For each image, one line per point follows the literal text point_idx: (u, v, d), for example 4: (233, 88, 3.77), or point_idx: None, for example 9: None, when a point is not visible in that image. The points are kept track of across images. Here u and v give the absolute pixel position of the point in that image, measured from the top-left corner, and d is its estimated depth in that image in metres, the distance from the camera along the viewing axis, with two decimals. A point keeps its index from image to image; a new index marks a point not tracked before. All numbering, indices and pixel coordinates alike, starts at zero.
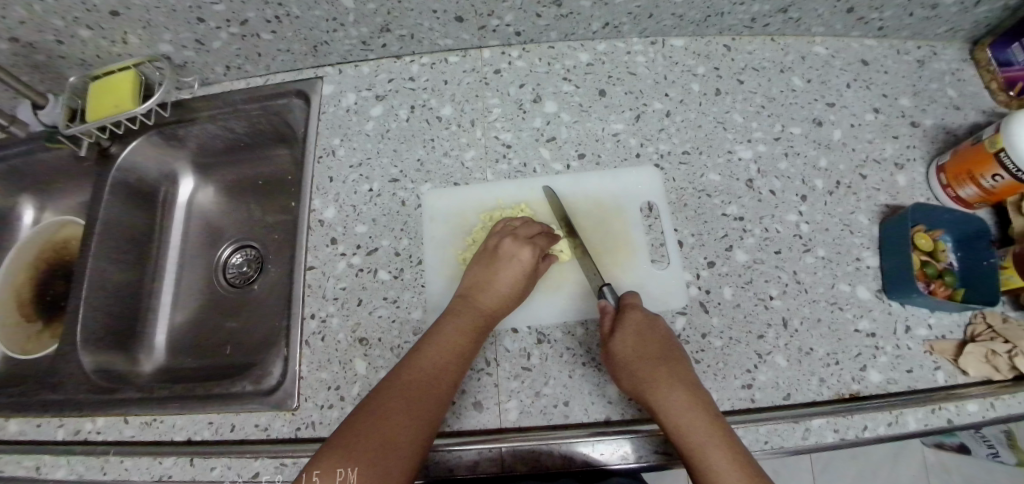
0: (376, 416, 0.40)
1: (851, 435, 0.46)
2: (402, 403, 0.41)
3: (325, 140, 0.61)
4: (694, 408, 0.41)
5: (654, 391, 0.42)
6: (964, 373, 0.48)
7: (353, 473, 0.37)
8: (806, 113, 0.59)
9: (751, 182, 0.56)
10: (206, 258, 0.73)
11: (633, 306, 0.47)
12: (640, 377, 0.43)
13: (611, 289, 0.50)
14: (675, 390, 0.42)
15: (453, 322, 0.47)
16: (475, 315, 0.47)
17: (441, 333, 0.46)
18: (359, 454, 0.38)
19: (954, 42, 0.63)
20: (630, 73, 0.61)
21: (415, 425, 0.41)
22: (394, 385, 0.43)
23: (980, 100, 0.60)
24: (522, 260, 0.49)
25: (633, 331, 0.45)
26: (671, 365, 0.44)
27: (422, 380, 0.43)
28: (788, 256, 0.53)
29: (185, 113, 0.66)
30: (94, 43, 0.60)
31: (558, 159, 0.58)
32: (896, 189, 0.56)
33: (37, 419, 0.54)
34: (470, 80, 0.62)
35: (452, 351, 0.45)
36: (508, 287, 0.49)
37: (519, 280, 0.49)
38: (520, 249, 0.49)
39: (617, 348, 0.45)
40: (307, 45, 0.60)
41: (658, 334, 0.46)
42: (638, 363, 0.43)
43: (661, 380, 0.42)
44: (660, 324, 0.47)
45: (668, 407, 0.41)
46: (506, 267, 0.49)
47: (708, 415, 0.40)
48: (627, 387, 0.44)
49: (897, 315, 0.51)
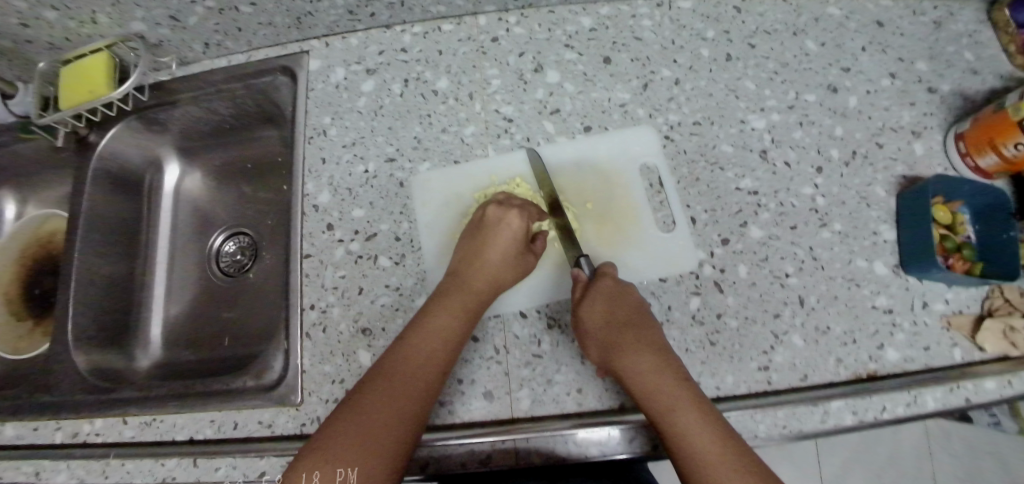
0: (369, 412, 0.38)
1: (870, 417, 0.45)
2: (393, 396, 0.40)
3: (315, 118, 0.57)
4: (661, 368, 0.41)
5: (620, 356, 0.42)
6: (981, 348, 0.47)
7: (353, 474, 0.35)
8: (821, 79, 0.56)
9: (765, 153, 0.54)
10: (198, 247, 0.70)
11: (609, 275, 0.46)
12: (609, 342, 0.42)
13: (588, 260, 0.48)
14: (640, 354, 0.42)
15: (444, 308, 0.45)
16: (467, 296, 0.46)
17: (431, 319, 0.44)
18: (358, 453, 0.36)
19: (971, 3, 0.60)
20: (635, 38, 0.58)
21: (410, 411, 0.39)
22: (383, 378, 0.41)
23: (998, 64, 0.58)
24: (511, 226, 0.48)
25: (604, 298, 0.44)
26: (639, 333, 0.43)
27: (415, 368, 0.41)
28: (804, 231, 0.51)
29: (164, 96, 0.62)
30: (61, 25, 0.56)
31: (563, 132, 0.55)
32: (914, 159, 0.54)
33: (33, 423, 0.52)
34: (466, 49, 0.58)
35: (444, 336, 0.43)
36: (499, 260, 0.47)
37: (511, 250, 0.48)
38: (507, 214, 0.49)
39: (587, 315, 0.44)
40: (290, 17, 0.57)
41: (628, 300, 0.45)
42: (607, 330, 0.43)
43: (627, 346, 0.42)
44: (630, 292, 0.46)
45: (633, 371, 0.41)
46: (495, 239, 0.48)
47: (678, 382, 0.40)
48: (595, 354, 0.43)
49: (914, 290, 0.49)
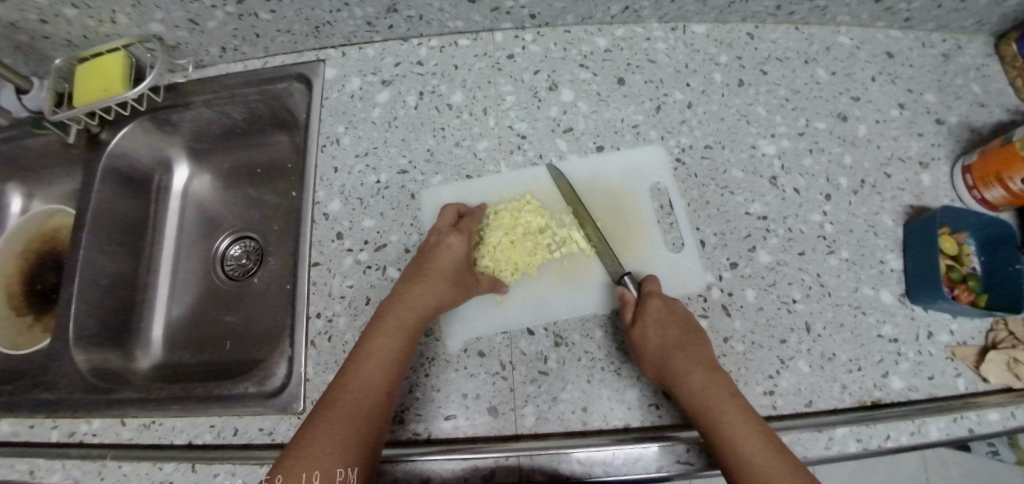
0: (330, 421, 0.39)
1: (874, 445, 0.45)
2: (351, 402, 0.40)
3: (328, 127, 0.58)
4: (715, 387, 0.41)
5: (675, 375, 0.42)
6: (985, 380, 0.47)
7: (353, 475, 0.37)
8: (831, 107, 0.57)
9: (775, 179, 0.54)
10: (204, 250, 0.70)
11: (654, 295, 0.47)
12: (663, 361, 0.42)
13: (633, 278, 0.49)
14: (694, 373, 0.42)
15: (386, 317, 0.45)
16: (413, 304, 0.46)
17: (376, 332, 0.44)
18: (324, 459, 0.37)
19: (979, 37, 0.61)
20: (650, 60, 0.58)
21: (373, 423, 0.40)
22: (341, 388, 0.41)
23: (1005, 97, 0.58)
24: (453, 246, 0.48)
25: (653, 316, 0.45)
26: (692, 349, 0.43)
27: (369, 373, 0.42)
28: (811, 257, 0.51)
29: (179, 98, 0.63)
30: (79, 22, 0.56)
31: (575, 151, 0.56)
32: (921, 189, 0.55)
33: (28, 420, 0.52)
34: (482, 65, 0.59)
35: (394, 343, 0.44)
36: (446, 271, 0.47)
37: (457, 263, 0.48)
38: (448, 237, 0.49)
39: (637, 339, 0.44)
40: (309, 26, 0.57)
41: (677, 316, 0.46)
42: (660, 351, 0.43)
43: (680, 365, 0.42)
44: (678, 307, 0.47)
45: (690, 389, 0.41)
46: (441, 253, 0.48)
47: (736, 401, 0.40)
48: (650, 373, 0.44)
49: (919, 320, 0.49)
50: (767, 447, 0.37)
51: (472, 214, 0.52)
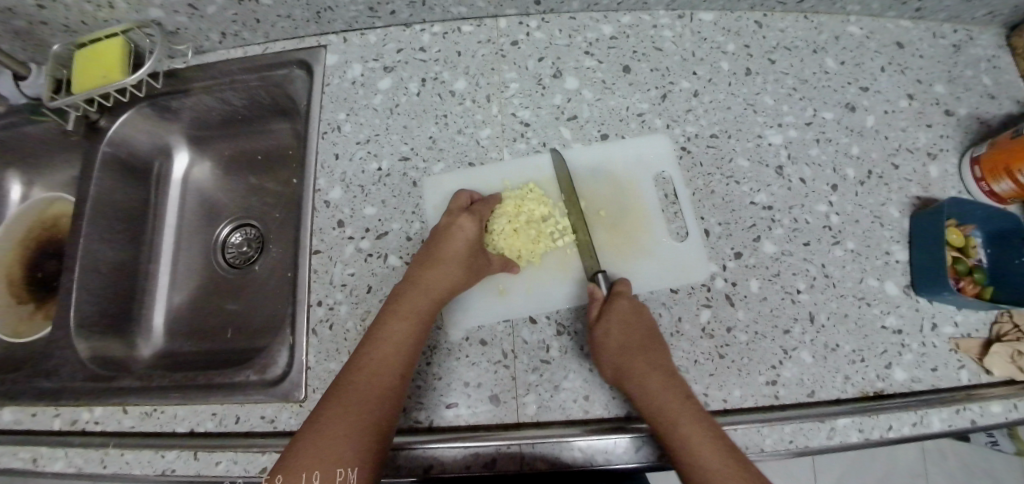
0: (338, 408, 0.39)
1: (876, 436, 0.45)
2: (360, 389, 0.40)
3: (329, 113, 0.57)
4: (672, 393, 0.41)
5: (634, 380, 0.42)
6: (988, 372, 0.47)
7: (353, 473, 0.36)
8: (839, 97, 0.56)
9: (781, 169, 0.53)
10: (205, 237, 0.70)
11: (623, 295, 0.46)
12: (624, 365, 0.42)
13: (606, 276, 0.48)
14: (653, 377, 0.42)
15: (398, 304, 0.45)
16: (426, 291, 0.45)
17: (388, 319, 0.44)
18: (330, 445, 0.37)
19: (991, 27, 0.60)
20: (656, 48, 0.57)
21: (383, 411, 0.40)
22: (352, 374, 0.41)
23: (1016, 89, 0.58)
24: (466, 231, 0.48)
25: (619, 318, 0.45)
26: (653, 354, 0.43)
27: (380, 360, 0.42)
28: (816, 248, 0.51)
29: (178, 84, 0.62)
30: (77, 8, 0.55)
31: (579, 139, 0.55)
32: (928, 181, 0.54)
33: (30, 408, 0.52)
34: (485, 52, 0.58)
35: (406, 330, 0.44)
36: (458, 258, 0.47)
37: (469, 249, 0.47)
38: (462, 221, 0.48)
39: (599, 340, 0.44)
40: (310, 11, 0.56)
41: (642, 321, 0.45)
42: (621, 355, 0.43)
43: (641, 370, 0.42)
44: (645, 313, 0.46)
45: (648, 394, 0.41)
46: (454, 238, 0.47)
47: (692, 406, 0.40)
48: (609, 376, 0.44)
49: (923, 312, 0.49)
50: (721, 454, 0.38)
51: (485, 200, 0.51)
